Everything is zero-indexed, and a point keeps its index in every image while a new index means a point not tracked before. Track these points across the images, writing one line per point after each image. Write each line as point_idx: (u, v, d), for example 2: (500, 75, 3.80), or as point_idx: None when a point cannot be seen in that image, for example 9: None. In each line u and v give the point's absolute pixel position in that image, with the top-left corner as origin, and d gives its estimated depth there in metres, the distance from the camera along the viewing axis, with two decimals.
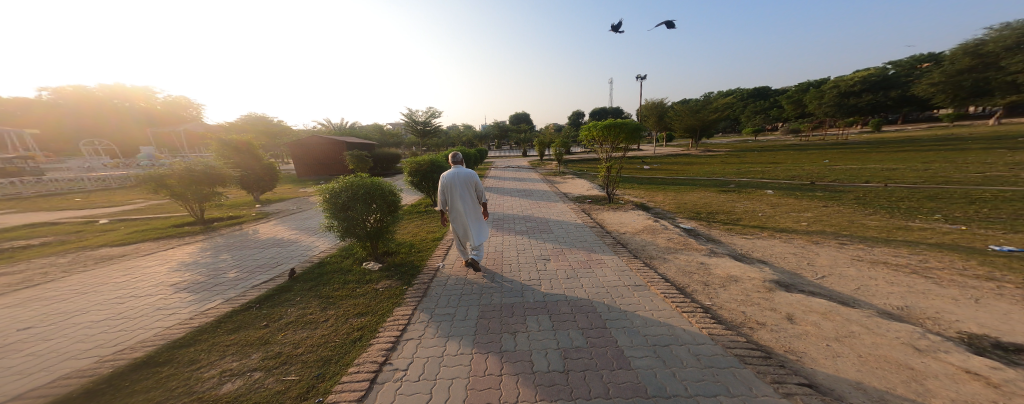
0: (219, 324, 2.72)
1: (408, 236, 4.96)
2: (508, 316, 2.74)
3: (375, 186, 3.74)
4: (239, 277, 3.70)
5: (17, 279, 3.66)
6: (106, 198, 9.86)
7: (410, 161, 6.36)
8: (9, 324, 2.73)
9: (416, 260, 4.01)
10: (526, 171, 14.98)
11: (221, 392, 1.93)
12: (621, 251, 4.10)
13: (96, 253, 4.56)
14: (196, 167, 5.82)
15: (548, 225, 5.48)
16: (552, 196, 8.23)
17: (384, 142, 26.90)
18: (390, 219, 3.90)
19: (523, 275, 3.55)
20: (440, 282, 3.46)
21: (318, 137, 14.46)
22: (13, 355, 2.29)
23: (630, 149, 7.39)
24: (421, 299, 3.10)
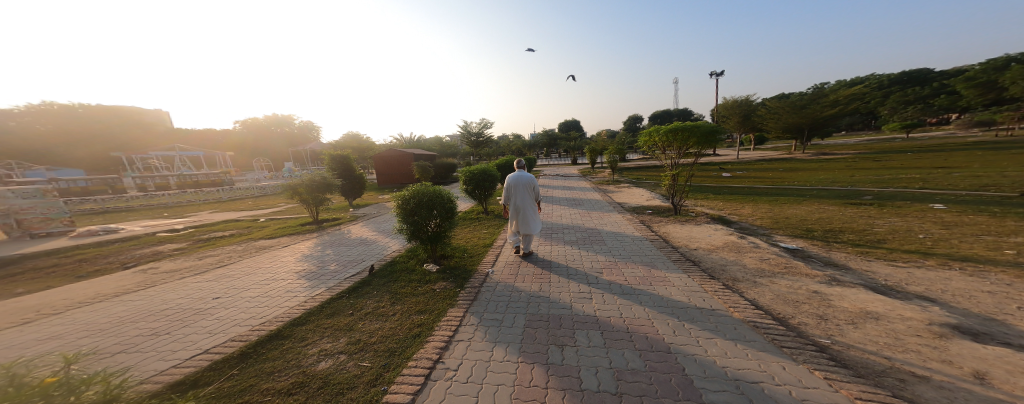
0: (321, 309, 3.22)
1: (460, 241, 5.25)
2: (555, 328, 2.69)
3: (435, 194, 4.04)
4: (336, 269, 4.33)
5: (214, 259, 4.94)
6: (263, 201, 12.67)
7: (465, 170, 6.74)
8: (208, 292, 3.69)
9: (468, 264, 4.20)
10: (576, 179, 14.73)
11: (317, 368, 2.30)
12: (693, 270, 3.70)
13: (258, 243, 5.80)
14: (317, 178, 7.04)
15: (602, 237, 5.26)
16: (608, 206, 7.86)
17: (444, 153, 29.19)
18: (447, 224, 4.16)
19: (571, 287, 3.46)
20: (489, 287, 3.55)
21: (395, 150, 16.23)
22: (205, 319, 3.08)
23: (703, 154, 6.65)
24: (471, 302, 3.23)
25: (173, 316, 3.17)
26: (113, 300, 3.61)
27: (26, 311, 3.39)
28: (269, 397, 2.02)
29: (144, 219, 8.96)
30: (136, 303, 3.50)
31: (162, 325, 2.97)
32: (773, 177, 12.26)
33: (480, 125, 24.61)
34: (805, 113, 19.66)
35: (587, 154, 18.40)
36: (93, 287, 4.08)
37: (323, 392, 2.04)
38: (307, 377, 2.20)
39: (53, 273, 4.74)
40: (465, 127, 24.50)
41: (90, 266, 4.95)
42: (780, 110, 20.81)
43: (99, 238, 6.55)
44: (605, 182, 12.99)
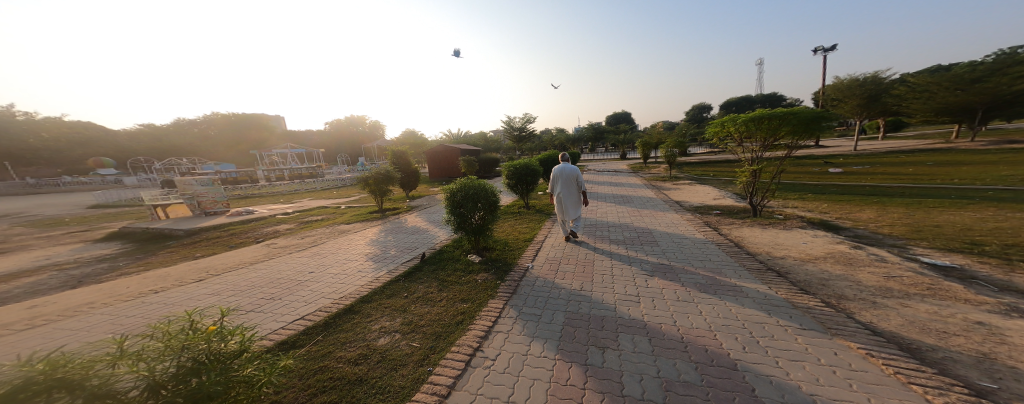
0: (381, 290, 3.60)
1: (501, 234, 5.35)
2: (596, 329, 2.60)
3: (479, 188, 4.21)
4: (394, 254, 4.79)
5: (308, 239, 5.87)
6: (342, 191, 14.54)
7: (507, 165, 6.78)
8: (302, 267, 4.41)
9: (509, 258, 4.29)
10: (627, 175, 13.88)
11: (377, 344, 2.60)
12: (775, 282, 3.19)
13: (339, 227, 6.71)
14: (383, 172, 7.83)
15: (654, 238, 4.87)
16: (662, 204, 7.24)
17: (489, 148, 29.91)
18: (490, 217, 4.30)
19: (616, 288, 3.30)
20: (529, 282, 3.58)
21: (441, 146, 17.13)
22: (301, 290, 3.68)
23: (796, 145, 5.61)
24: (510, 295, 3.31)
25: (280, 284, 3.86)
26: (248, 267, 4.58)
27: (192, 272, 4.49)
28: (341, 364, 2.35)
29: (259, 204, 11.05)
30: (262, 270, 4.37)
31: (277, 291, 3.67)
32: (920, 174, 9.64)
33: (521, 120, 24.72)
34: (978, 88, 14.24)
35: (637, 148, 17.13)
36: (226, 256, 5.19)
37: (381, 365, 2.31)
38: (370, 350, 2.51)
39: (210, 242, 6.19)
40: (508, 123, 24.70)
41: (230, 239, 6.31)
42: (934, 86, 15.72)
43: (234, 216, 8.29)
44: (657, 179, 12.03)
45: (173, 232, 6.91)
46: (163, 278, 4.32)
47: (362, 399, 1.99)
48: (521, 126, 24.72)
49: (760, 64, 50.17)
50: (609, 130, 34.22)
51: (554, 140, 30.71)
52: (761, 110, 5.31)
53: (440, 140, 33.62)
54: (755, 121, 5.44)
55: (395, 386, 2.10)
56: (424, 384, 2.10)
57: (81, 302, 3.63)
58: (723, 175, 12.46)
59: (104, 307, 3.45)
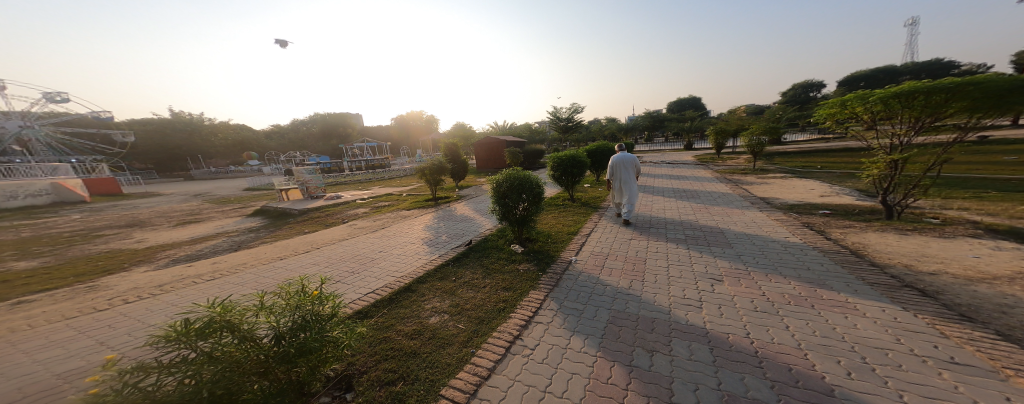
0: (433, 272, 3.91)
1: (544, 226, 5.31)
2: (645, 331, 2.43)
3: (524, 179, 4.22)
4: (444, 239, 5.15)
5: (378, 223, 6.66)
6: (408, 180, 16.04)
7: (552, 156, 6.63)
8: (372, 247, 5.04)
9: (551, 250, 4.26)
10: (694, 167, 12.43)
11: (428, 321, 2.87)
12: (910, 301, 2.47)
13: (402, 213, 7.45)
14: (436, 163, 8.40)
15: (726, 239, 4.27)
16: (743, 201, 6.27)
17: (534, 139, 29.95)
18: (534, 209, 4.31)
19: (673, 290, 3.02)
20: (571, 276, 3.51)
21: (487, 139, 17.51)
22: (372, 267, 4.23)
23: (985, 126, 3.95)
24: (551, 286, 3.30)
25: (358, 260, 4.49)
26: (336, 243, 5.42)
27: (296, 245, 5.48)
28: (399, 336, 2.66)
29: (345, 190, 12.90)
30: (343, 248, 5.12)
31: (355, 266, 4.28)
32: None
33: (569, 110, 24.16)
34: None
35: (711, 138, 15.16)
36: (319, 234, 6.20)
37: (431, 342, 2.54)
38: (423, 327, 2.77)
39: (310, 221, 7.45)
40: (555, 114, 24.32)
41: (322, 220, 7.51)
42: None
43: (330, 200, 9.86)
44: (734, 172, 10.45)
45: (289, 211, 8.53)
46: (282, 248, 5.38)
47: (415, 370, 2.22)
48: (569, 117, 24.07)
49: (910, 24, 38.02)
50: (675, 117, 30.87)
51: (611, 128, 28.91)
52: (914, 83, 3.81)
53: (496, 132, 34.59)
54: (901, 98, 3.97)
55: (442, 362, 2.29)
56: (467, 364, 2.25)
57: (237, 262, 4.76)
58: (838, 167, 10.12)
59: (249, 268, 4.47)
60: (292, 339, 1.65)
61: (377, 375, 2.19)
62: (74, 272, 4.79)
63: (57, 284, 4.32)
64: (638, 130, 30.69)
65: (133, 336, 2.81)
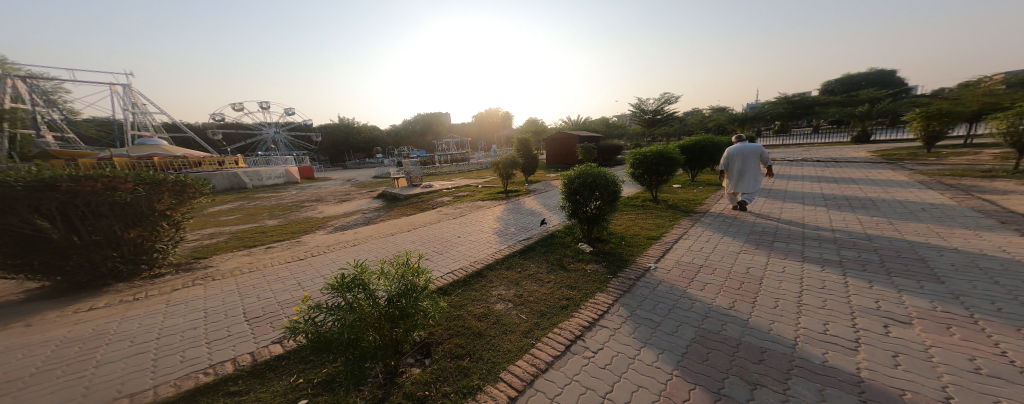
0: (501, 261, 4.11)
1: (618, 228, 5.01)
2: (747, 360, 1.98)
3: (599, 177, 4.06)
4: (514, 231, 5.34)
5: (458, 211, 7.29)
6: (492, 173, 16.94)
7: (633, 153, 6.15)
8: (452, 232, 5.56)
9: (624, 253, 4.01)
10: (857, 168, 9.48)
11: (494, 307, 3.05)
12: None
13: (479, 203, 7.96)
14: (507, 157, 8.69)
15: (928, 271, 2.88)
16: (982, 218, 4.26)
17: (611, 134, 28.48)
18: (607, 208, 4.14)
19: (802, 321, 2.33)
20: (647, 284, 3.24)
21: (555, 134, 17.43)
22: (452, 249, 4.69)
23: None
24: (625, 293, 3.10)
25: (440, 242, 5.03)
26: (426, 226, 6.15)
27: (396, 225, 6.40)
28: (468, 316, 2.90)
29: (436, 181, 14.47)
30: (430, 230, 5.77)
31: (438, 248, 4.80)
32: None
33: (637, 105, 23.75)
34: None
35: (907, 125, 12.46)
36: (413, 217, 7.11)
37: (495, 326, 2.71)
38: (489, 311, 2.96)
39: (406, 206, 8.64)
40: (636, 106, 23.65)
41: (417, 205, 8.61)
42: None
43: (425, 188, 11.20)
44: (960, 176, 7.34)
45: (400, 195, 10.00)
46: (387, 226, 6.36)
47: (480, 350, 2.41)
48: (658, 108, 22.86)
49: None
50: (833, 98, 25.64)
51: (739, 114, 24.28)
52: None
53: (585, 124, 33.57)
54: None
55: (504, 348, 2.41)
56: (527, 353, 2.32)
57: (353, 235, 5.84)
58: None
59: (360, 241, 5.39)
60: (397, 302, 2.06)
61: (449, 347, 2.46)
62: (257, 230, 6.72)
63: (252, 237, 6.11)
64: (777, 119, 24.95)
65: (284, 283, 3.74)
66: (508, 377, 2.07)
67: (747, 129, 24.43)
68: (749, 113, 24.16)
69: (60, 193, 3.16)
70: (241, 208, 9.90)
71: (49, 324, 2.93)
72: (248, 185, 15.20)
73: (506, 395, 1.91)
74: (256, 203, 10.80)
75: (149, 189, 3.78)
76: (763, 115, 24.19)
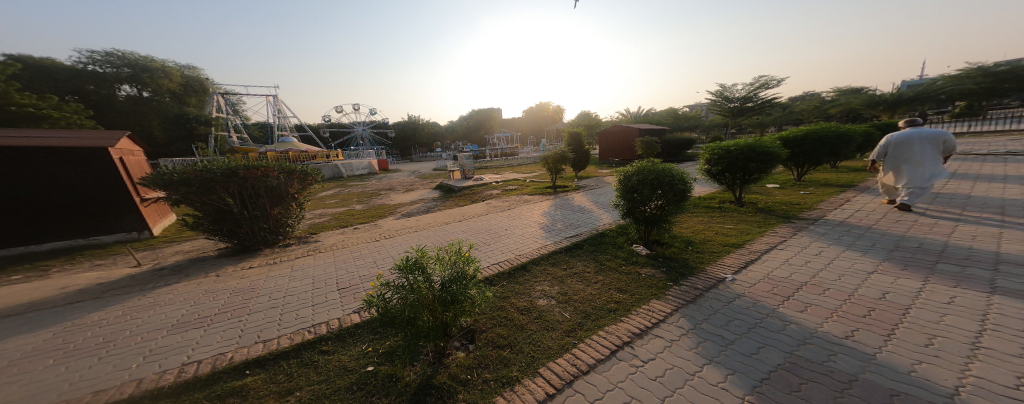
0: (544, 258, 4.06)
1: (684, 232, 4.57)
2: (856, 398, 1.59)
3: (664, 173, 3.75)
4: (561, 227, 5.24)
5: (506, 204, 7.43)
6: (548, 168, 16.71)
7: (709, 147, 5.54)
8: (501, 224, 5.71)
9: (690, 260, 3.64)
10: None
11: (536, 302, 3.04)
12: None
13: (526, 197, 7.99)
14: (555, 152, 8.55)
15: None
16: None
17: (678, 126, 26.16)
18: (671, 208, 3.81)
19: (967, 367, 1.72)
20: (719, 296, 2.88)
21: (616, 125, 16.44)
22: (498, 241, 4.81)
23: None
24: (692, 304, 2.80)
25: (488, 234, 5.19)
26: (476, 217, 6.36)
27: (454, 215, 6.73)
28: (511, 308, 2.95)
29: (488, 174, 14.87)
30: (479, 222, 5.96)
31: (485, 239, 4.97)
32: None
33: (717, 91, 21.70)
34: None
35: None
36: (468, 208, 7.39)
37: (536, 322, 2.71)
38: (531, 306, 2.97)
39: (460, 197, 9.04)
40: (717, 93, 21.40)
41: (473, 196, 8.95)
42: None
43: (478, 181, 11.58)
44: None
45: (454, 187, 10.55)
46: (444, 216, 6.72)
47: (520, 343, 2.43)
48: (747, 94, 20.38)
49: None
50: None
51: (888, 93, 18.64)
52: None
53: (653, 114, 30.96)
54: None
55: (544, 344, 2.40)
56: (568, 353, 2.27)
57: (420, 222, 6.31)
58: None
59: (422, 229, 5.76)
60: (448, 288, 2.23)
61: (490, 336, 2.54)
62: (342, 213, 7.76)
63: (336, 219, 7.08)
64: (957, 99, 18.23)
65: (359, 261, 4.24)
66: (545, 373, 2.05)
67: (905, 113, 18.47)
68: (909, 91, 18.17)
69: (238, 178, 4.36)
70: (339, 193, 11.64)
71: (206, 278, 3.93)
72: (343, 174, 17.71)
73: (543, 392, 1.90)
74: (348, 190, 12.59)
75: (287, 177, 4.81)
76: (934, 94, 18.01)
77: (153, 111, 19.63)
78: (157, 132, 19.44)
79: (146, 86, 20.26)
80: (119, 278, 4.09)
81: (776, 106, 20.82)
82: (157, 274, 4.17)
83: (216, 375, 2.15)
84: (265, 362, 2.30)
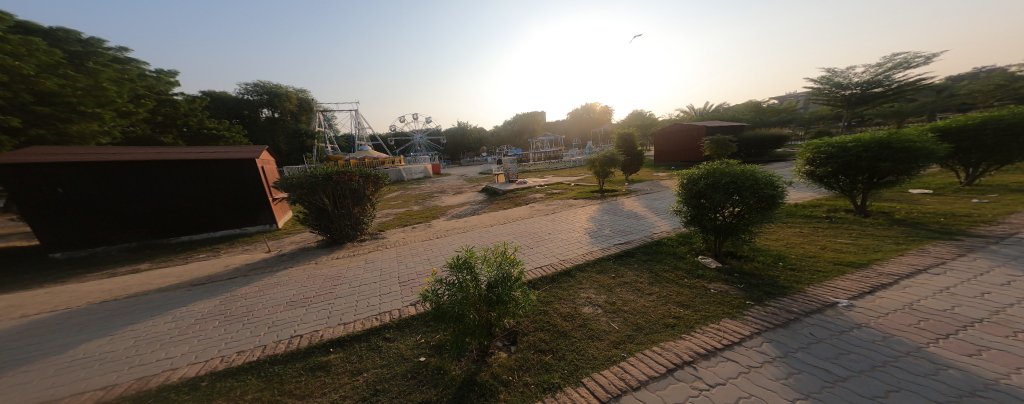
0: (591, 264, 3.90)
1: (770, 244, 4.00)
2: None
3: (742, 176, 3.31)
4: (610, 234, 4.97)
5: (550, 208, 7.33)
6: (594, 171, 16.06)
7: (814, 144, 4.81)
8: (547, 228, 5.66)
9: (772, 277, 3.14)
10: None
11: (582, 310, 2.93)
12: None
13: (570, 201, 7.80)
14: (603, 155, 8.15)
15: None
16: None
17: (762, 120, 22.79)
18: (751, 217, 3.32)
19: None
20: (818, 322, 2.37)
21: (677, 124, 15.05)
22: (542, 245, 4.78)
23: None
24: (782, 330, 2.35)
25: (532, 237, 5.18)
26: (520, 220, 6.42)
27: (498, 218, 6.87)
28: (555, 314, 2.89)
29: (530, 177, 14.91)
30: (523, 225, 6.00)
31: (528, 242, 4.98)
32: None
33: (822, 77, 18.52)
34: None
35: None
36: (512, 211, 7.48)
37: (581, 330, 2.62)
38: (576, 313, 2.88)
39: (504, 200, 9.22)
40: (827, 80, 18.17)
41: (519, 199, 9.04)
42: None
43: (522, 184, 11.64)
44: None
45: (499, 190, 10.79)
46: (491, 218, 6.90)
47: (564, 350, 2.38)
48: (873, 78, 16.90)
49: None
50: None
51: None
52: None
53: (728, 109, 27.54)
54: None
55: (589, 353, 2.31)
56: (616, 366, 2.15)
57: (472, 224, 6.59)
58: None
59: (474, 230, 6.01)
60: (494, 289, 2.31)
61: (532, 340, 2.53)
62: (405, 214, 8.52)
63: (399, 219, 7.79)
64: None
65: (421, 258, 4.59)
66: (590, 384, 1.97)
67: None
68: None
69: (332, 182, 5.14)
70: (399, 196, 12.83)
71: (302, 265, 4.70)
72: (404, 179, 19.48)
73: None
74: (407, 192, 13.79)
75: (365, 180, 5.47)
76: None
77: (281, 128, 24.99)
78: (282, 145, 24.56)
79: (275, 108, 25.29)
80: (260, 259, 5.22)
81: (922, 88, 16.68)
82: (280, 258, 5.16)
83: (309, 350, 2.55)
84: (342, 343, 2.64)
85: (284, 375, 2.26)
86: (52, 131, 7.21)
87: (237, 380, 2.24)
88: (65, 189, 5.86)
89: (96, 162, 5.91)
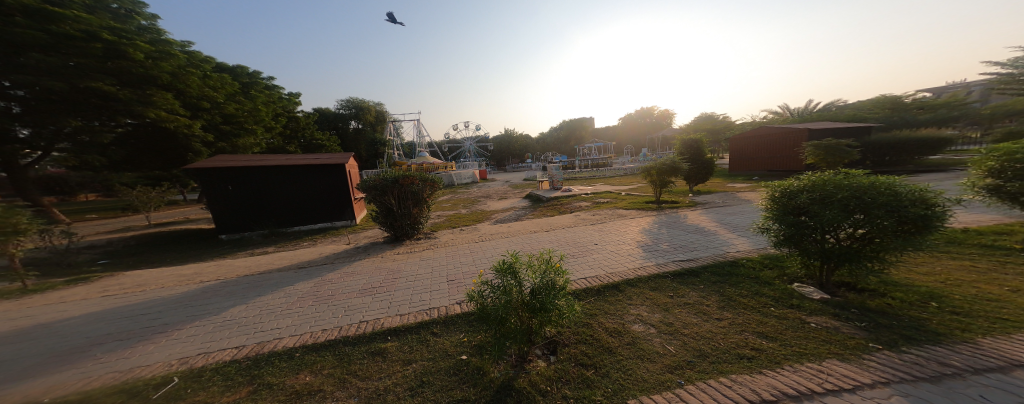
0: (645, 281, 3.54)
1: (911, 278, 3.08)
2: None
3: (858, 188, 2.64)
4: (668, 249, 4.45)
5: (597, 217, 6.95)
6: None
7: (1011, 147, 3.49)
8: (594, 238, 5.35)
9: (904, 318, 2.40)
10: None
11: (632, 327, 2.68)
12: None
13: (622, 211, 7.27)
14: (664, 162, 7.40)
15: None
16: None
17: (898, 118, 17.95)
18: (876, 239, 2.60)
19: None
20: (997, 381, 1.65)
21: (767, 128, 12.89)
22: (588, 255, 4.53)
23: None
24: (927, 384, 1.69)
25: (576, 247, 4.95)
26: (566, 228, 6.23)
27: (543, 225, 6.77)
28: (601, 328, 2.70)
29: (580, 184, 14.43)
30: (568, 233, 5.80)
31: (573, 251, 4.77)
32: None
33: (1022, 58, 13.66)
34: None
35: None
36: (559, 218, 7.31)
37: (630, 348, 2.40)
38: (624, 329, 2.65)
39: (551, 207, 9.08)
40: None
41: (567, 206, 8.78)
42: None
43: (567, 192, 11.33)
44: None
45: (544, 197, 10.68)
46: (538, 225, 6.84)
47: (609, 366, 2.20)
48: None
49: None
50: None
51: None
52: None
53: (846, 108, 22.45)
54: None
55: (638, 374, 2.08)
56: (670, 392, 1.88)
57: (520, 228, 6.63)
58: None
59: (523, 235, 6.04)
60: (537, 296, 2.27)
61: (574, 352, 2.41)
62: (460, 216, 9.03)
63: (455, 220, 8.28)
64: None
65: (473, 259, 4.79)
66: None
67: None
68: None
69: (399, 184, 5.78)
70: (449, 199, 13.67)
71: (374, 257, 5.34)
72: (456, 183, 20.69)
73: None
74: (460, 196, 14.62)
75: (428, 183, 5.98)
76: None
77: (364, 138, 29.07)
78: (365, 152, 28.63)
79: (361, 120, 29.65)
80: (342, 249, 6.09)
81: None
82: (357, 250, 5.95)
83: (373, 335, 2.87)
84: (400, 331, 2.91)
85: (352, 356, 2.57)
86: (229, 145, 10.42)
87: (319, 354, 2.62)
88: (232, 186, 7.72)
89: (252, 166, 7.67)
